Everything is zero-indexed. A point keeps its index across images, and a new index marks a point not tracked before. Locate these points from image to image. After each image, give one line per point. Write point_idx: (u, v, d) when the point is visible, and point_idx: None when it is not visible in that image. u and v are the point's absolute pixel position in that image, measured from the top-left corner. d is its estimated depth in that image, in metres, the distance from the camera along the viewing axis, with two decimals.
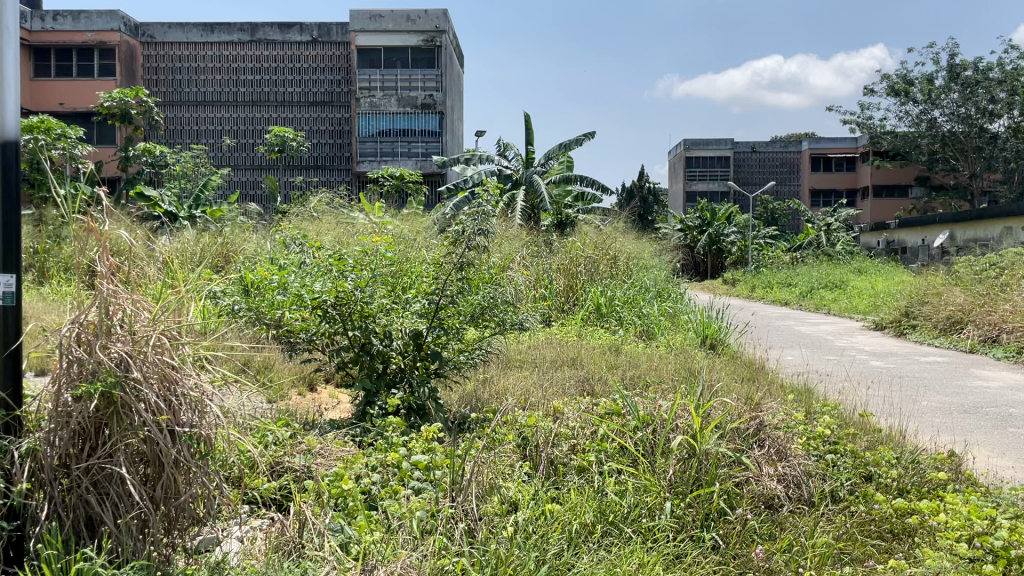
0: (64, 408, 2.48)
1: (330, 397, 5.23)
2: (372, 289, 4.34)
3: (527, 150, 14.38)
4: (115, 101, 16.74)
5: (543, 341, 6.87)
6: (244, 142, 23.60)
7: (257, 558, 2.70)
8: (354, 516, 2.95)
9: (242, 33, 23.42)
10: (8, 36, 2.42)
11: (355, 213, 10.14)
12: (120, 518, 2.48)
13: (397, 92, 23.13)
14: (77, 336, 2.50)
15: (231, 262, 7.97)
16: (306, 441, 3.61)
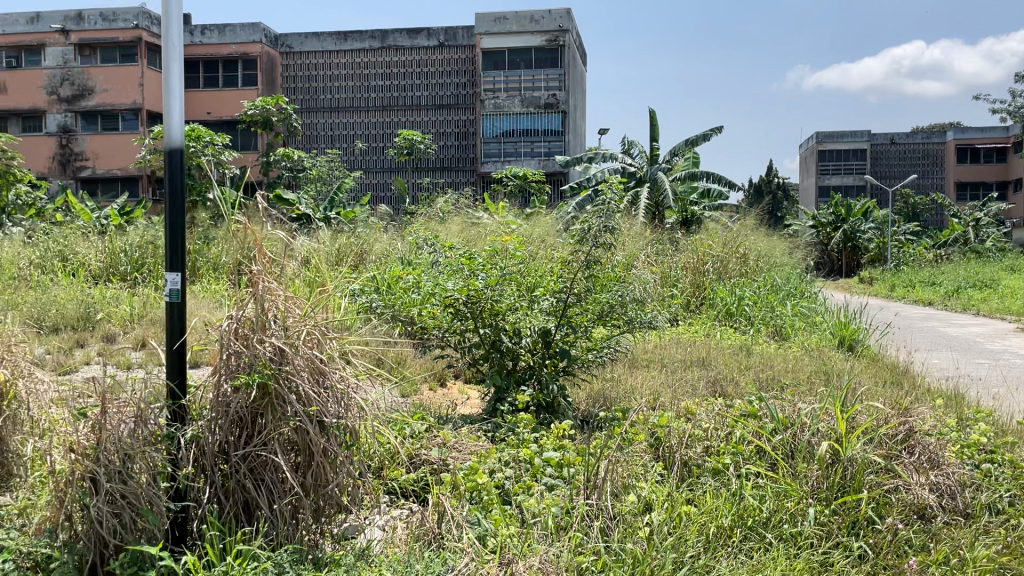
0: (224, 397, 2.64)
1: (459, 393, 5.32)
2: (502, 288, 4.38)
3: (652, 147, 14.20)
4: (258, 109, 17.56)
5: (671, 340, 6.80)
6: (375, 145, 24.24)
7: (398, 546, 2.80)
8: (490, 510, 3.01)
9: (373, 40, 24.13)
10: (173, 49, 2.60)
11: (479, 214, 10.30)
12: (276, 503, 2.64)
13: (521, 92, 23.22)
14: (235, 330, 2.67)
15: (363, 262, 8.26)
16: (441, 435, 3.71)
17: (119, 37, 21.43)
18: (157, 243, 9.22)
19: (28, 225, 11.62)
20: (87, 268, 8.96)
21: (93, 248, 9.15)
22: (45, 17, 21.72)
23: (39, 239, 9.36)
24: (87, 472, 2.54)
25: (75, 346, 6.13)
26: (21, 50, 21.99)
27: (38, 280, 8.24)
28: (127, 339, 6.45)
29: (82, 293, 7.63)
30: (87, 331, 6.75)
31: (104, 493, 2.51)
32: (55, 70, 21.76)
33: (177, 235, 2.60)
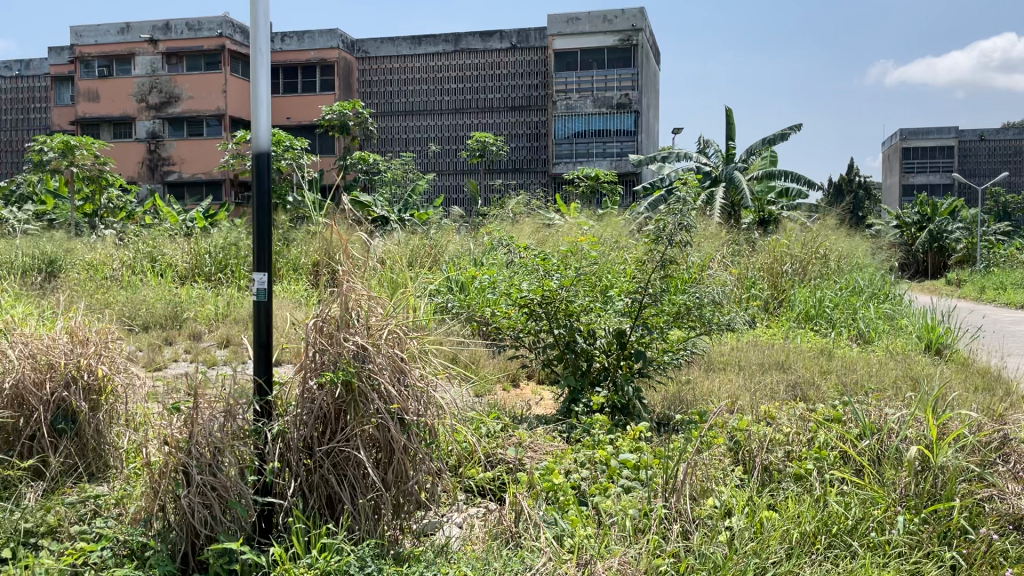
0: (309, 394, 2.72)
1: (533, 393, 5.32)
2: (577, 289, 4.38)
3: (728, 146, 13.97)
4: (335, 114, 17.87)
5: (748, 342, 6.69)
6: (448, 148, 24.35)
7: (476, 543, 2.83)
8: (567, 510, 3.01)
9: (447, 44, 24.36)
10: (261, 56, 2.70)
11: (552, 215, 10.30)
12: (358, 499, 2.71)
13: (593, 92, 22.96)
14: (321, 328, 2.75)
15: (437, 261, 8.36)
16: (517, 435, 3.73)
17: (204, 45, 22.19)
18: (240, 245, 9.50)
19: (119, 227, 12.12)
20: (173, 268, 9.29)
21: (179, 249, 9.47)
22: (134, 27, 22.66)
23: (129, 241, 9.74)
24: (180, 465, 2.64)
25: (163, 344, 6.36)
26: (113, 59, 22.94)
27: (129, 280, 8.59)
28: (211, 338, 6.66)
29: (170, 293, 7.92)
30: (175, 330, 7.00)
31: (196, 485, 2.61)
32: (144, 79, 22.68)
33: (264, 235, 2.70)
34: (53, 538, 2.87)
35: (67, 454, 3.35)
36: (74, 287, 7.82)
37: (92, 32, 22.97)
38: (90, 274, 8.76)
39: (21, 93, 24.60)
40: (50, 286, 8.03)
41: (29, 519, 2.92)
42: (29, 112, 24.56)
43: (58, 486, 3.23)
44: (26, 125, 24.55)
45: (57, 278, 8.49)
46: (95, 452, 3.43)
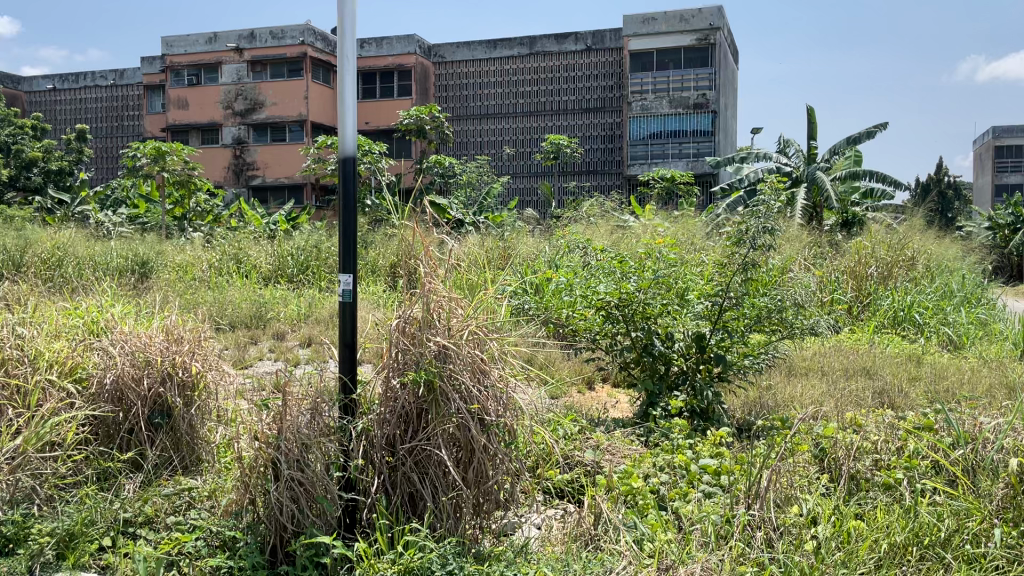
0: (392, 392, 2.78)
1: (609, 396, 5.29)
2: (654, 291, 4.34)
3: (809, 146, 13.62)
4: (412, 118, 18.07)
5: (832, 347, 6.50)
6: (522, 150, 23.15)
7: (556, 545, 2.85)
8: (646, 514, 2.98)
9: (521, 47, 23.23)
10: (347, 63, 2.78)
11: (628, 217, 10.19)
12: (440, 498, 2.75)
13: (670, 93, 21.23)
14: (403, 328, 2.82)
15: (512, 262, 8.41)
16: (595, 437, 3.73)
17: (287, 53, 22.80)
18: (321, 248, 9.73)
19: (207, 230, 12.58)
20: (258, 269, 9.57)
21: (263, 252, 9.78)
22: (221, 36, 23.44)
23: (216, 244, 10.08)
24: (270, 459, 2.74)
25: (249, 343, 6.58)
26: (201, 68, 23.80)
27: (216, 281, 8.90)
28: (294, 338, 6.86)
29: (255, 293, 8.17)
30: (260, 329, 7.23)
31: (284, 479, 2.69)
32: (230, 86, 23.47)
33: (350, 238, 2.79)
34: (150, 527, 3.02)
35: (162, 448, 3.51)
36: (166, 287, 8.16)
37: (182, 42, 23.86)
38: (180, 276, 9.10)
39: (116, 101, 25.66)
40: (144, 286, 8.39)
41: (128, 508, 3.08)
42: (123, 119, 25.62)
43: (154, 478, 3.39)
44: (120, 131, 25.62)
45: (149, 279, 8.86)
46: (189, 446, 3.59)
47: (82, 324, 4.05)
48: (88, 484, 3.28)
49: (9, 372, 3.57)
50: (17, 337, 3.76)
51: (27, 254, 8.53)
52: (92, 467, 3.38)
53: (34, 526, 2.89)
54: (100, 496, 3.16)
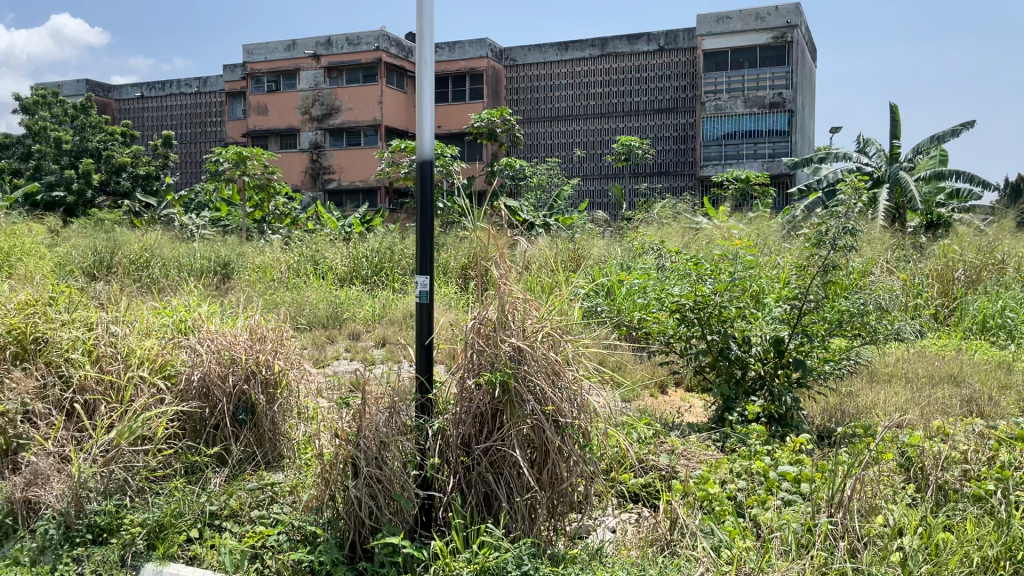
0: (467, 392, 2.82)
1: (682, 400, 5.20)
2: (731, 294, 4.25)
3: (892, 145, 13.20)
4: (485, 122, 18.13)
5: (915, 353, 6.28)
6: (592, 152, 22.12)
7: (632, 549, 2.85)
8: (723, 521, 2.93)
9: (593, 49, 22.21)
10: (426, 69, 2.84)
11: (701, 219, 10.03)
12: (515, 499, 2.77)
13: (745, 93, 20.05)
14: (478, 330, 2.84)
15: (584, 265, 8.39)
16: (669, 441, 3.69)
17: (362, 58, 23.20)
18: (395, 251, 9.87)
19: (285, 233, 12.89)
20: (334, 271, 9.78)
21: (339, 254, 9.98)
22: (299, 43, 24.01)
23: (294, 245, 10.32)
24: (349, 456, 2.80)
25: (327, 342, 6.74)
26: (280, 75, 24.47)
27: (294, 282, 9.13)
28: (370, 338, 6.98)
29: (331, 294, 8.33)
30: (336, 329, 7.40)
31: (363, 476, 2.75)
32: (307, 92, 24.05)
33: (427, 241, 2.84)
34: (235, 521, 3.12)
35: (247, 443, 3.62)
36: (248, 288, 8.43)
37: (262, 50, 24.56)
38: (259, 277, 9.35)
39: (200, 108, 26.52)
40: (227, 287, 8.68)
41: (214, 501, 3.19)
42: (206, 125, 26.45)
43: (238, 472, 3.49)
44: (203, 137, 26.47)
45: (231, 279, 9.14)
46: (271, 442, 3.68)
47: (171, 323, 4.19)
48: (176, 477, 3.40)
49: (104, 368, 3.75)
50: (111, 334, 3.94)
51: (116, 256, 8.88)
52: (179, 460, 3.50)
53: (126, 516, 3.04)
54: (188, 488, 3.28)
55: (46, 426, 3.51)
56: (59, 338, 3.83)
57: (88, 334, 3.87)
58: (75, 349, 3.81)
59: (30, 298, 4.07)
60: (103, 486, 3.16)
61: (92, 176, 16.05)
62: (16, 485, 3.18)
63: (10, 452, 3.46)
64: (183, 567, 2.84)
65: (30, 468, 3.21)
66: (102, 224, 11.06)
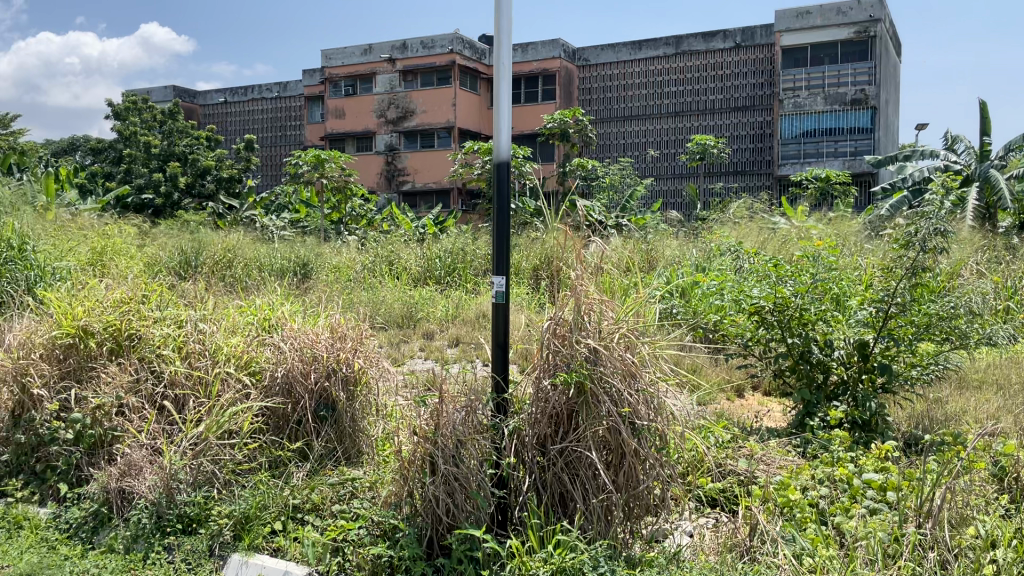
0: (543, 393, 2.83)
1: (760, 404, 5.07)
2: (813, 296, 4.15)
3: (982, 142, 12.68)
4: (557, 122, 17.94)
5: (1007, 359, 6.02)
6: (666, 151, 21.57)
7: (710, 554, 2.82)
8: (805, 528, 2.87)
9: (667, 47, 21.60)
10: (504, 71, 2.88)
11: (778, 219, 9.82)
12: (591, 501, 2.76)
13: (825, 90, 19.48)
14: (555, 331, 2.85)
15: (657, 266, 8.29)
16: (748, 446, 3.62)
17: (436, 62, 23.47)
18: (467, 251, 9.95)
19: (361, 234, 13.15)
20: (408, 271, 9.90)
21: (414, 254, 10.10)
22: (376, 48, 24.50)
23: (370, 246, 10.49)
24: (427, 454, 2.84)
25: (402, 342, 6.84)
26: (356, 79, 24.96)
27: (370, 282, 9.29)
28: (444, 337, 7.06)
29: (406, 294, 8.44)
30: (411, 329, 7.51)
31: (441, 474, 2.79)
32: (383, 95, 24.48)
33: (503, 241, 2.87)
34: (317, 514, 3.20)
35: (327, 439, 3.71)
36: (327, 288, 8.59)
37: (339, 55, 25.14)
38: (336, 277, 9.53)
39: (280, 112, 27.21)
40: (307, 287, 8.89)
41: (296, 495, 3.28)
42: (286, 129, 27.12)
43: (319, 468, 3.57)
44: (283, 141, 27.16)
45: (310, 279, 9.36)
46: (351, 438, 3.76)
47: (256, 321, 4.33)
48: (261, 470, 3.50)
49: (193, 365, 3.89)
50: (199, 332, 4.09)
51: (202, 255, 9.18)
52: (264, 454, 3.60)
53: (214, 507, 3.17)
54: (272, 482, 3.38)
55: (139, 420, 3.66)
56: (151, 335, 3.98)
57: (179, 331, 4.03)
58: (166, 346, 3.97)
59: (125, 295, 4.20)
60: (192, 478, 3.28)
61: (179, 178, 16.64)
62: (112, 475, 3.33)
63: (106, 443, 3.61)
64: (268, 559, 2.93)
65: (125, 459, 3.36)
66: (189, 224, 11.48)
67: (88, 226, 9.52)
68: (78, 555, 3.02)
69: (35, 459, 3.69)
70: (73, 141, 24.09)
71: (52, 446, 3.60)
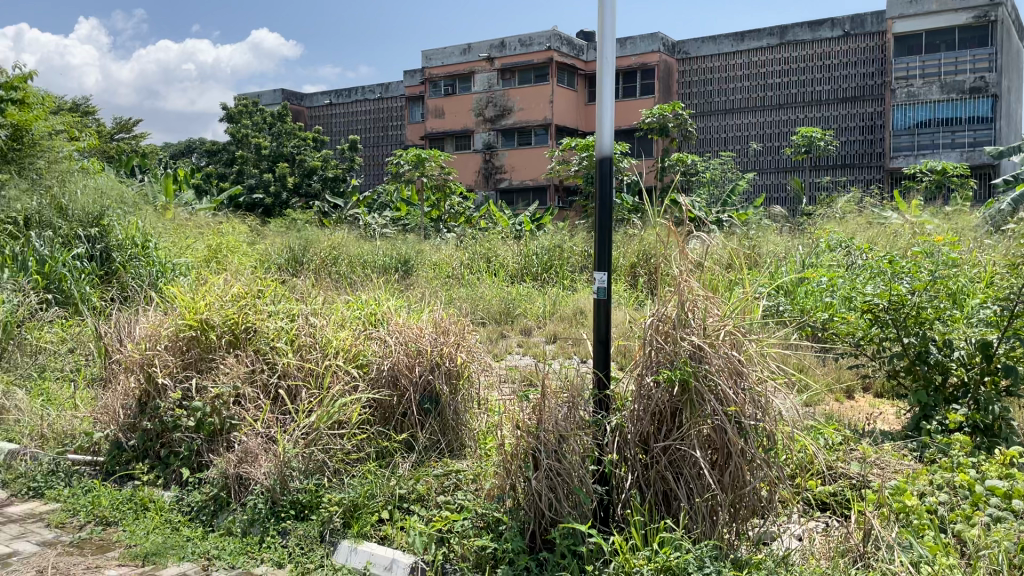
0: (646, 390, 2.81)
1: (872, 405, 4.88)
2: (931, 294, 3.98)
3: None
4: (656, 117, 17.64)
5: None
6: (770, 145, 20.85)
7: (821, 559, 2.74)
8: (923, 535, 2.75)
9: (771, 37, 20.83)
10: (608, 66, 2.86)
11: (889, 213, 9.42)
12: (695, 500, 2.72)
13: (941, 78, 18.49)
14: (658, 328, 2.83)
15: (760, 262, 8.05)
16: (860, 449, 3.50)
17: (534, 59, 23.43)
18: (565, 248, 9.97)
19: (460, 231, 13.32)
20: (505, 267, 9.94)
21: (511, 251, 10.15)
22: (475, 48, 24.75)
23: (469, 244, 10.59)
24: (530, 449, 2.86)
25: (501, 337, 6.92)
26: (456, 78, 25.32)
27: (469, 279, 9.37)
28: (541, 333, 7.11)
29: (504, 291, 8.49)
30: (509, 325, 7.59)
31: (544, 469, 2.80)
32: (482, 95, 24.76)
33: (605, 238, 2.86)
34: (423, 504, 3.27)
35: (432, 431, 3.79)
36: (426, 284, 8.74)
37: (440, 55, 25.57)
38: (436, 273, 9.68)
39: (382, 113, 27.85)
40: (408, 283, 9.09)
41: (403, 485, 3.36)
42: (387, 129, 27.73)
43: (424, 459, 3.65)
44: (384, 141, 27.78)
45: (411, 276, 9.52)
46: (454, 431, 3.83)
47: (362, 315, 4.49)
48: (369, 460, 3.61)
49: (305, 357, 4.07)
50: (310, 326, 4.27)
51: (308, 252, 9.53)
52: (372, 445, 3.70)
53: (324, 495, 3.28)
54: (379, 472, 3.48)
55: (255, 409, 3.84)
56: (265, 328, 4.14)
57: (291, 325, 4.20)
58: (279, 339, 4.14)
59: (242, 291, 4.38)
60: (304, 465, 3.41)
61: (287, 179, 17.41)
62: (230, 462, 3.49)
63: (224, 431, 3.79)
64: (376, 546, 3.02)
65: (242, 447, 3.52)
66: (295, 223, 11.90)
67: (203, 225, 9.97)
68: (200, 536, 3.20)
69: (160, 444, 3.91)
70: (189, 144, 25.30)
71: (175, 433, 3.80)
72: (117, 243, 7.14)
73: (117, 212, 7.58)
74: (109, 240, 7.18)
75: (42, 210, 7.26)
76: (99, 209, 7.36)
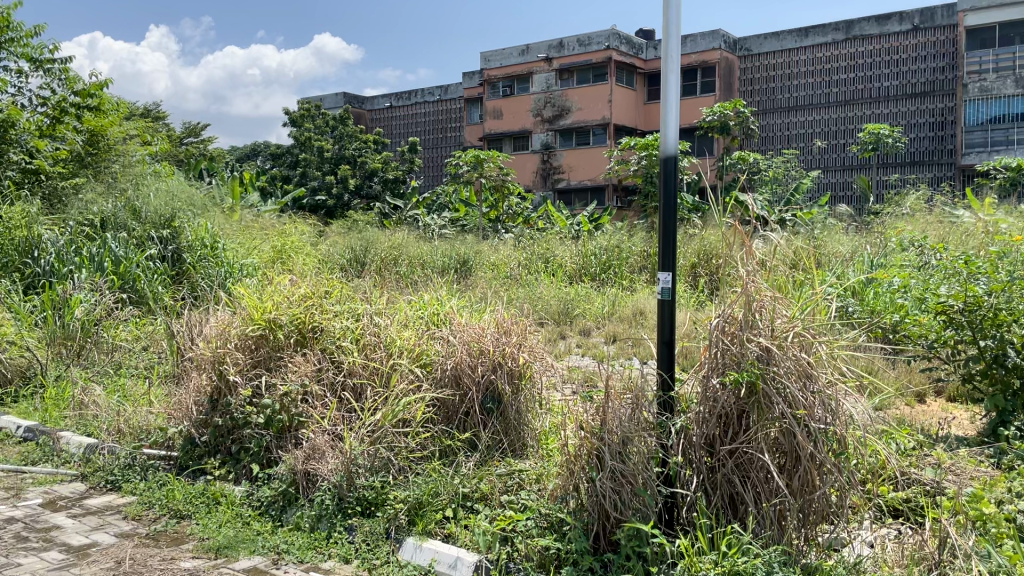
0: (712, 392, 2.77)
1: (945, 410, 4.74)
2: (1009, 294, 3.83)
3: None
4: (716, 115, 17.39)
5: None
6: (835, 142, 20.35)
7: (895, 567, 2.67)
8: (1001, 544, 2.66)
9: (837, 32, 20.51)
10: (672, 64, 2.83)
11: (961, 211, 9.12)
12: (763, 503, 2.69)
13: (1016, 71, 17.88)
14: (724, 329, 2.78)
15: (825, 262, 7.89)
16: (935, 454, 3.40)
17: (593, 58, 23.34)
18: (623, 248, 9.93)
19: (518, 232, 13.35)
20: (564, 268, 9.93)
21: (569, 251, 10.14)
22: (533, 48, 24.80)
23: (527, 244, 10.60)
24: (594, 450, 2.85)
25: (560, 338, 6.92)
26: (515, 79, 25.40)
27: (527, 279, 9.37)
28: (600, 334, 7.11)
29: (563, 291, 8.50)
30: (567, 326, 7.58)
31: (608, 470, 2.79)
32: (540, 95, 24.78)
33: (669, 237, 2.84)
34: (486, 503, 3.29)
35: (495, 431, 3.81)
36: (485, 284, 8.79)
37: (498, 57, 25.67)
38: (495, 273, 9.70)
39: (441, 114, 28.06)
40: (468, 283, 9.16)
41: (466, 484, 3.38)
42: (446, 130, 27.94)
43: (487, 458, 3.67)
44: (443, 142, 28.00)
45: (470, 276, 9.58)
46: (516, 431, 3.84)
47: (425, 316, 4.56)
48: (433, 459, 3.65)
49: (370, 356, 4.13)
50: (375, 326, 4.35)
51: (370, 253, 9.68)
52: (435, 443, 3.74)
53: (390, 493, 3.32)
54: (443, 470, 3.52)
55: (322, 407, 3.92)
56: (332, 328, 4.23)
57: (356, 324, 4.28)
58: (345, 338, 4.22)
59: (308, 291, 4.47)
60: (369, 463, 3.46)
61: (348, 180, 17.71)
62: (299, 458, 3.56)
63: (292, 428, 3.86)
64: (440, 544, 3.04)
65: (309, 444, 3.60)
66: (356, 224, 12.08)
67: (268, 226, 10.20)
68: (270, 531, 3.28)
69: (230, 441, 4.00)
70: (253, 147, 25.89)
71: (245, 429, 3.88)
72: (187, 245, 7.36)
73: (188, 213, 7.82)
74: (180, 241, 7.40)
75: (117, 212, 7.56)
76: (170, 212, 7.60)
